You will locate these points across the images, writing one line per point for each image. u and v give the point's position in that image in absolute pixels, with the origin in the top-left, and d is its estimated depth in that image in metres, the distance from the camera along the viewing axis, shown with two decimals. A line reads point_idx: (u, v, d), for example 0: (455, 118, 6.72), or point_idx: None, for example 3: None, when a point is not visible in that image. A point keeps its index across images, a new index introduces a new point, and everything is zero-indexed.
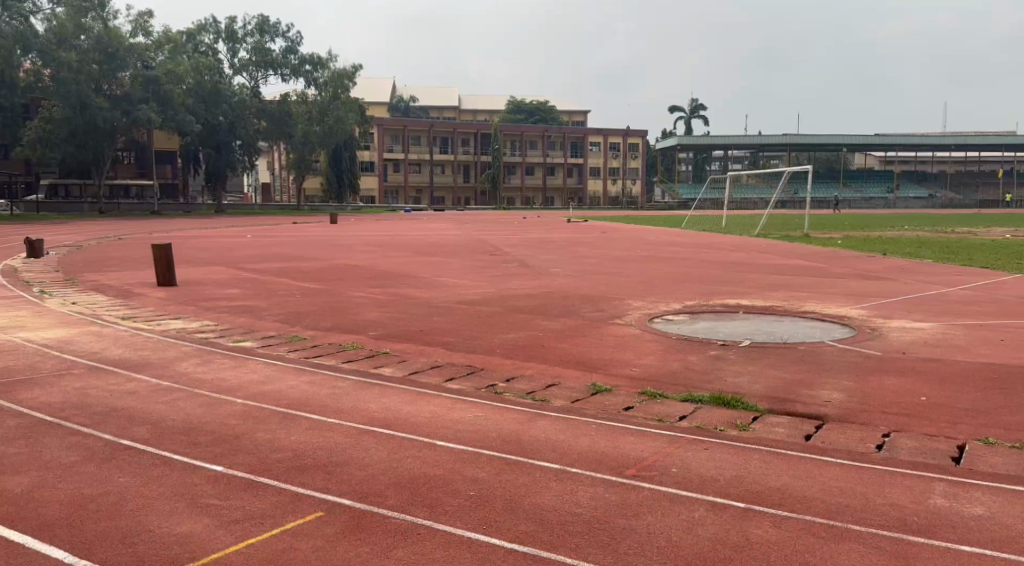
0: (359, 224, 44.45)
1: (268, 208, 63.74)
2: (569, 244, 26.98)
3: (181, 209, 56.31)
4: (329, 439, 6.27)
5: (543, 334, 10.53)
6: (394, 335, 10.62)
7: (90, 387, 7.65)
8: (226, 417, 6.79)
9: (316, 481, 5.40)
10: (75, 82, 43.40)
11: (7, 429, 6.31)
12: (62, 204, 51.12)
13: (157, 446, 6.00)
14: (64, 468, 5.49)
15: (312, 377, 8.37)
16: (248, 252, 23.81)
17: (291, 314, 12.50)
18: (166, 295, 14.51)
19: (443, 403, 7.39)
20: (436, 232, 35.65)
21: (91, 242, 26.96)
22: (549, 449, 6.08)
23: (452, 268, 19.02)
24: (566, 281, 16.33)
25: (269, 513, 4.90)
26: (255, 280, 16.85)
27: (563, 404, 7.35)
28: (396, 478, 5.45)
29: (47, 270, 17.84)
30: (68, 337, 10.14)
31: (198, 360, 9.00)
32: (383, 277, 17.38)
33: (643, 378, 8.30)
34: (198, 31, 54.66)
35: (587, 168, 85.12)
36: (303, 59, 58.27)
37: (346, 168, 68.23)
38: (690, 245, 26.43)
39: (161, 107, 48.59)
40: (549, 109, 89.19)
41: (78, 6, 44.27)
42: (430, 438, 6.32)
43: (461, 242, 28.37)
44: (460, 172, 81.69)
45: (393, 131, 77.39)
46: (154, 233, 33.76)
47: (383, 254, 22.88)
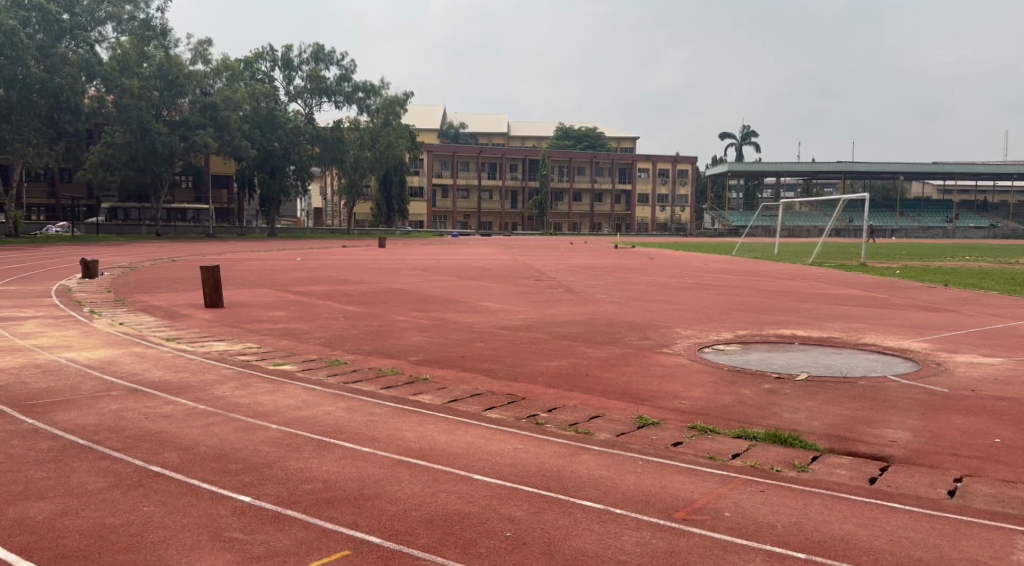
0: (407, 248, 44.60)
1: (319, 231, 64.61)
2: (616, 270, 26.54)
3: (236, 233, 57.39)
4: (362, 470, 6.01)
5: (587, 363, 10.17)
6: (435, 361, 10.38)
7: (125, 409, 7.55)
8: (259, 444, 6.60)
9: (345, 515, 5.13)
10: (136, 107, 44.93)
11: (39, 452, 6.19)
12: (120, 227, 52.46)
13: (187, 473, 5.84)
14: (90, 495, 5.33)
15: (348, 403, 8.12)
16: (297, 274, 23.94)
17: (333, 337, 12.37)
18: (211, 317, 14.55)
19: (481, 433, 7.08)
20: (482, 257, 35.56)
21: (144, 263, 27.37)
22: (592, 486, 5.73)
23: (496, 293, 18.81)
24: (612, 307, 15.95)
25: (292, 551, 4.64)
26: (300, 303, 16.82)
27: (607, 437, 6.97)
28: (429, 515, 5.15)
29: (100, 291, 18.09)
30: (110, 357, 10.13)
31: (236, 383, 8.87)
32: (427, 300, 17.21)
33: (693, 412, 7.87)
34: (255, 59, 56.11)
35: (635, 194, 84.75)
36: (356, 86, 59.28)
37: (396, 194, 68.51)
38: (742, 273, 25.84)
39: (218, 133, 49.49)
40: (597, 135, 88.94)
41: (142, 35, 46.06)
42: (467, 471, 6.01)
43: (506, 266, 28.17)
44: (507, 198, 81.82)
45: (442, 156, 78.13)
46: (208, 255, 34.41)
47: (428, 278, 22.78)
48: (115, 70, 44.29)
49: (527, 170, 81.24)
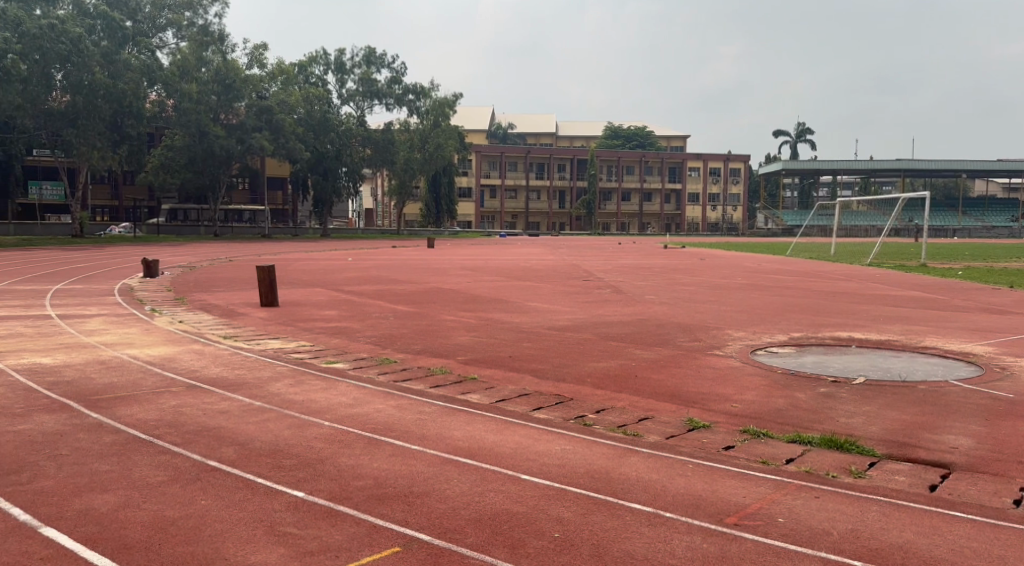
0: (456, 248, 44.76)
1: (370, 232, 65.44)
2: (666, 270, 26.34)
3: (290, 233, 58.48)
4: (412, 468, 6.07)
5: (636, 364, 10.10)
6: (484, 361, 10.43)
7: (184, 405, 7.76)
8: (312, 440, 6.71)
9: (395, 512, 5.19)
10: (195, 111, 46.13)
11: (103, 445, 6.41)
12: (180, 228, 54.00)
13: (243, 468, 5.97)
14: (150, 488, 5.50)
15: (399, 401, 8.21)
16: (348, 274, 24.36)
17: (384, 336, 12.54)
18: (267, 315, 14.90)
19: (530, 434, 7.07)
20: (531, 257, 35.62)
21: (203, 263, 28.16)
22: (641, 488, 5.69)
23: (544, 293, 18.78)
24: (661, 308, 15.81)
25: (345, 545, 4.72)
26: (352, 302, 17.11)
27: (656, 440, 6.92)
28: (477, 514, 5.18)
29: (161, 290, 18.67)
30: (170, 354, 10.43)
31: (290, 380, 9.06)
32: (476, 301, 17.30)
33: (746, 415, 7.74)
34: (309, 63, 57.04)
35: (685, 194, 83.70)
36: (406, 88, 59.92)
37: (444, 195, 68.92)
38: (798, 274, 25.38)
39: (273, 136, 50.51)
40: (647, 134, 88.07)
41: (200, 40, 46.68)
42: (515, 471, 6.02)
43: (555, 267, 28.11)
44: (555, 198, 81.73)
45: (490, 157, 78.45)
46: (262, 255, 35.17)
47: (476, 278, 22.90)
48: (175, 76, 45.46)
49: (575, 170, 80.97)
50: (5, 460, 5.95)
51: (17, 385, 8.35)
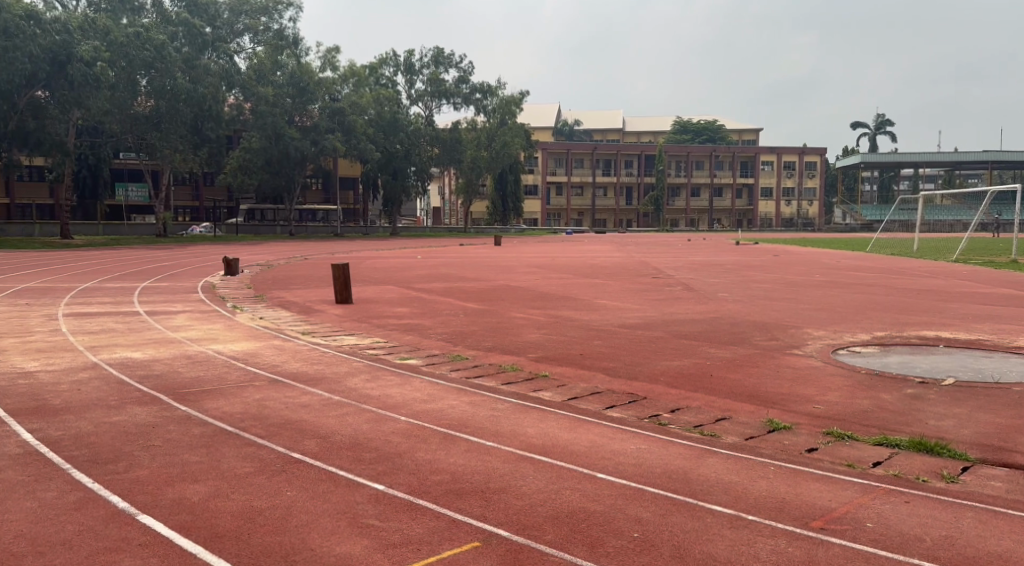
0: (523, 245, 44.77)
1: (438, 230, 66.04)
2: (739, 267, 25.77)
3: (360, 232, 59.60)
4: (488, 463, 6.11)
5: (711, 363, 9.93)
6: (555, 358, 10.42)
7: (267, 399, 7.99)
8: (389, 434, 6.83)
9: (473, 507, 5.22)
10: (271, 114, 47.51)
11: (192, 437, 6.66)
12: (256, 227, 55.60)
13: (325, 461, 6.11)
14: (238, 478, 5.69)
15: (473, 397, 8.27)
16: (418, 272, 24.71)
17: (455, 334, 12.64)
18: (342, 312, 15.22)
19: (604, 432, 7.02)
20: (599, 254, 35.39)
21: (280, 261, 29.00)
22: (722, 490, 5.58)
23: (614, 291, 18.63)
24: (734, 306, 15.49)
25: (426, 538, 4.78)
26: (422, 299, 17.33)
27: (736, 441, 6.77)
28: (554, 511, 5.17)
29: (241, 287, 19.28)
30: (252, 350, 10.77)
31: (366, 375, 9.24)
32: (545, 298, 17.30)
33: (828, 416, 7.52)
34: (379, 64, 58.01)
35: (758, 188, 81.79)
36: (473, 88, 60.34)
37: (511, 192, 69.05)
38: (878, 271, 24.49)
39: (345, 137, 51.70)
40: (718, 128, 86.39)
41: (276, 45, 48.39)
42: (592, 470, 5.99)
43: (623, 264, 27.84)
44: (622, 195, 81.06)
45: (556, 154, 78.27)
46: (335, 253, 35.96)
47: (545, 276, 22.87)
48: (252, 80, 47.52)
49: (643, 166, 80.12)
50: (103, 450, 6.23)
51: (112, 378, 8.73)
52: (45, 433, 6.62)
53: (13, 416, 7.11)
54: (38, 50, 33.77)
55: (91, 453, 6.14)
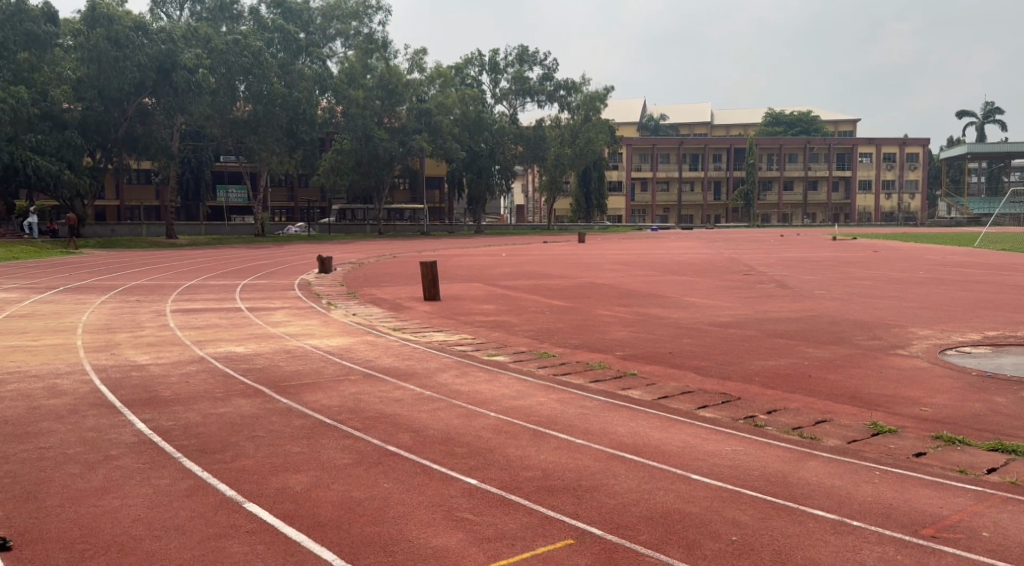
0: (607, 242, 44.51)
1: (522, 227, 66.30)
2: (834, 264, 24.92)
3: (446, 230, 60.46)
4: (579, 461, 6.10)
5: (808, 363, 9.61)
6: (644, 356, 10.31)
7: (362, 393, 8.21)
8: (480, 430, 6.91)
9: (566, 505, 5.22)
10: (361, 116, 48.67)
11: (293, 428, 6.91)
12: (347, 226, 57.13)
13: (418, 455, 6.23)
14: (337, 469, 5.87)
15: (562, 395, 8.27)
16: (505, 269, 24.85)
17: (541, 331, 12.66)
18: (431, 308, 15.48)
19: (697, 433, 6.90)
20: (686, 250, 34.81)
21: (370, 259, 29.71)
22: (823, 494, 5.40)
23: (703, 288, 18.30)
24: (831, 304, 14.96)
25: (520, 534, 4.81)
26: (509, 297, 17.44)
27: (837, 444, 6.53)
28: (648, 511, 5.12)
29: (335, 284, 19.87)
30: (347, 345, 11.09)
31: (456, 371, 9.37)
32: (633, 296, 17.12)
33: (937, 419, 7.16)
34: (464, 64, 58.57)
35: (855, 181, 78.67)
36: (558, 85, 60.17)
37: (594, 189, 68.57)
38: (986, 267, 23.21)
39: (432, 137, 52.75)
40: (813, 119, 83.38)
41: (366, 48, 49.50)
42: (686, 471, 5.89)
43: (713, 261, 27.29)
44: (710, 189, 79.22)
45: (641, 150, 77.40)
46: (423, 251, 36.64)
47: (631, 273, 22.64)
48: (343, 83, 48.43)
49: (733, 159, 78.02)
50: (212, 439, 6.54)
51: (217, 371, 9.16)
52: (157, 423, 6.99)
53: (128, 406, 7.53)
54: (145, 59, 35.45)
55: (200, 442, 6.44)
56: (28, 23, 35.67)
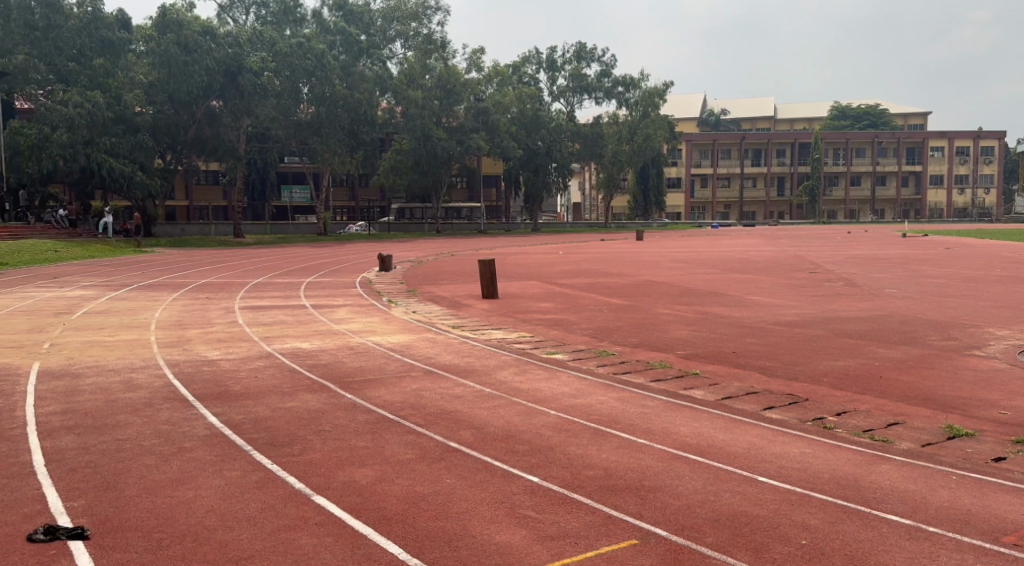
0: (666, 240, 43.95)
1: (579, 225, 65.96)
2: (904, 262, 24.11)
3: (503, 228, 60.55)
4: (641, 461, 6.05)
5: (878, 364, 9.34)
6: (706, 355, 10.17)
7: (424, 389, 8.31)
8: (541, 428, 6.91)
9: (629, 505, 5.19)
10: (421, 117, 49.13)
11: (358, 423, 7.03)
12: (406, 225, 57.74)
13: (480, 451, 6.27)
14: (400, 464, 5.96)
15: (622, 394, 8.21)
16: (563, 268, 24.79)
17: (600, 329, 12.60)
18: (489, 307, 15.54)
19: (762, 434, 6.77)
20: (749, 248, 34.14)
21: (429, 257, 30.00)
22: (898, 499, 5.23)
23: (767, 286, 17.91)
24: (903, 303, 14.49)
25: (583, 533, 4.79)
26: (567, 295, 17.40)
27: (911, 447, 6.33)
28: (715, 513, 5.04)
29: (395, 282, 20.13)
30: (407, 342, 11.23)
31: (516, 369, 9.39)
32: (694, 294, 16.86)
33: (1018, 424, 6.86)
34: (522, 63, 58.66)
35: (926, 176, 76.00)
36: (616, 81, 59.66)
37: (652, 186, 67.86)
38: None
39: (489, 136, 52.88)
40: (881, 112, 80.83)
41: (425, 48, 49.97)
42: (752, 472, 5.79)
43: (776, 259, 26.69)
44: (773, 186, 77.49)
45: (701, 146, 76.38)
46: (481, 250, 36.73)
47: (692, 271, 22.32)
48: (402, 84, 48.97)
49: (797, 155, 76.22)
50: (280, 433, 6.71)
51: (284, 367, 9.38)
52: (227, 416, 7.20)
53: (200, 400, 7.78)
54: (213, 63, 36.38)
55: (269, 436, 6.61)
56: (103, 30, 37.18)
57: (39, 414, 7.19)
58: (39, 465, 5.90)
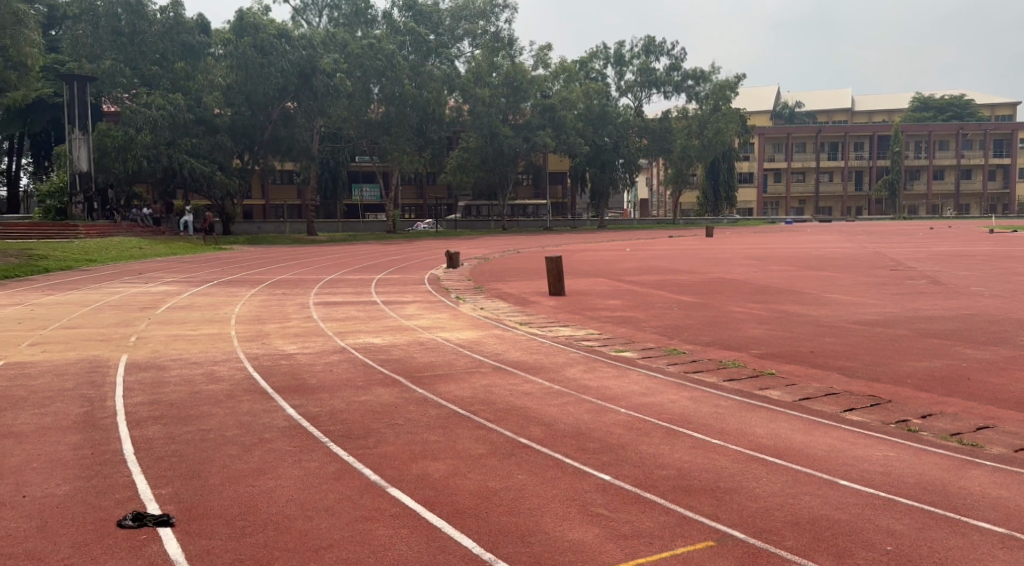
0: (737, 236, 43.15)
1: (647, 221, 65.29)
2: (993, 258, 23.02)
3: (569, 225, 60.39)
4: (716, 462, 5.94)
5: (965, 365, 8.93)
6: (782, 355, 9.91)
7: (493, 385, 8.34)
8: (612, 426, 6.85)
9: (705, 506, 5.10)
10: (487, 114, 49.40)
11: (430, 418, 7.11)
12: (472, 222, 58.13)
13: (551, 448, 6.26)
14: (472, 459, 6.00)
15: (695, 394, 8.07)
16: (632, 265, 24.53)
17: (671, 327, 12.42)
18: (557, 304, 15.48)
19: (843, 436, 6.55)
20: (824, 245, 33.21)
21: (496, 254, 30.09)
22: (990, 506, 5.00)
23: (845, 284, 17.34)
24: (991, 302, 13.83)
25: (658, 533, 4.73)
26: (636, 292, 17.20)
27: (1003, 453, 6.03)
28: (794, 517, 4.92)
29: (463, 279, 20.25)
30: (476, 338, 11.29)
31: (585, 367, 9.34)
32: (767, 292, 16.46)
33: None
34: (590, 58, 58.26)
35: (1015, 168, 72.59)
36: (686, 75, 58.74)
37: (723, 180, 66.52)
38: None
39: (556, 132, 52.78)
40: (965, 102, 77.45)
41: (492, 47, 50.14)
42: (833, 476, 5.61)
43: (855, 255, 25.83)
44: (850, 180, 75.14)
45: (775, 139, 74.47)
46: (548, 247, 36.70)
47: (766, 268, 21.78)
48: (470, 82, 49.19)
49: (876, 148, 73.74)
50: (355, 426, 6.83)
51: (357, 361, 9.56)
52: (305, 409, 7.38)
53: (278, 392, 7.99)
54: (288, 65, 37.41)
55: (345, 428, 6.75)
56: (184, 35, 38.75)
57: (128, 405, 7.51)
58: (129, 453, 6.17)
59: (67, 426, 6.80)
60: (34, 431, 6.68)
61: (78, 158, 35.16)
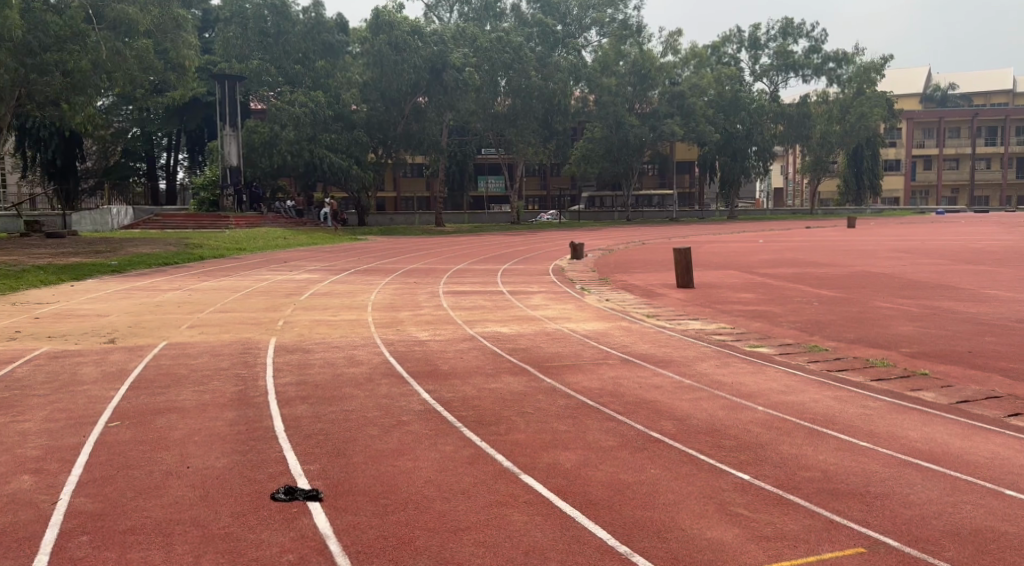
0: (881, 228, 40.67)
1: (779, 212, 62.71)
2: None
3: (697, 216, 58.85)
4: (864, 466, 5.61)
5: None
6: (933, 354, 9.25)
7: (621, 377, 8.26)
8: (749, 424, 6.62)
9: (854, 511, 4.83)
10: (614, 104, 49.18)
11: (560, 407, 7.12)
12: (597, 213, 57.73)
13: (685, 444, 6.12)
14: (605, 450, 5.96)
15: (838, 393, 7.68)
16: (765, 257, 23.61)
17: (809, 322, 11.85)
18: (685, 296, 15.14)
19: (1009, 443, 6.04)
20: (978, 237, 30.80)
21: (621, 245, 29.78)
22: None
23: (1006, 279, 15.97)
24: None
25: (801, 536, 4.54)
26: (770, 285, 16.58)
27: None
28: (954, 527, 4.58)
29: (588, 270, 20.19)
30: (604, 330, 11.22)
31: (717, 362, 9.08)
32: (915, 287, 15.42)
33: None
34: (722, 43, 56.46)
35: None
36: (826, 57, 55.97)
37: (867, 168, 62.43)
38: None
39: (685, 120, 51.49)
40: None
41: (620, 35, 49.06)
42: (995, 485, 5.19)
43: (1017, 248, 23.77)
44: (1011, 166, 69.28)
45: (925, 124, 69.72)
46: (674, 238, 35.91)
47: (914, 262, 20.39)
48: (596, 71, 48.87)
49: None
50: (486, 412, 6.94)
51: (486, 349, 9.73)
52: (438, 394, 7.56)
53: (414, 377, 8.25)
54: (420, 61, 38.37)
55: (477, 414, 6.88)
56: (324, 34, 40.59)
57: (277, 384, 7.98)
58: (279, 431, 6.53)
59: (223, 403, 7.29)
60: (195, 406, 7.21)
61: (228, 154, 37.44)
